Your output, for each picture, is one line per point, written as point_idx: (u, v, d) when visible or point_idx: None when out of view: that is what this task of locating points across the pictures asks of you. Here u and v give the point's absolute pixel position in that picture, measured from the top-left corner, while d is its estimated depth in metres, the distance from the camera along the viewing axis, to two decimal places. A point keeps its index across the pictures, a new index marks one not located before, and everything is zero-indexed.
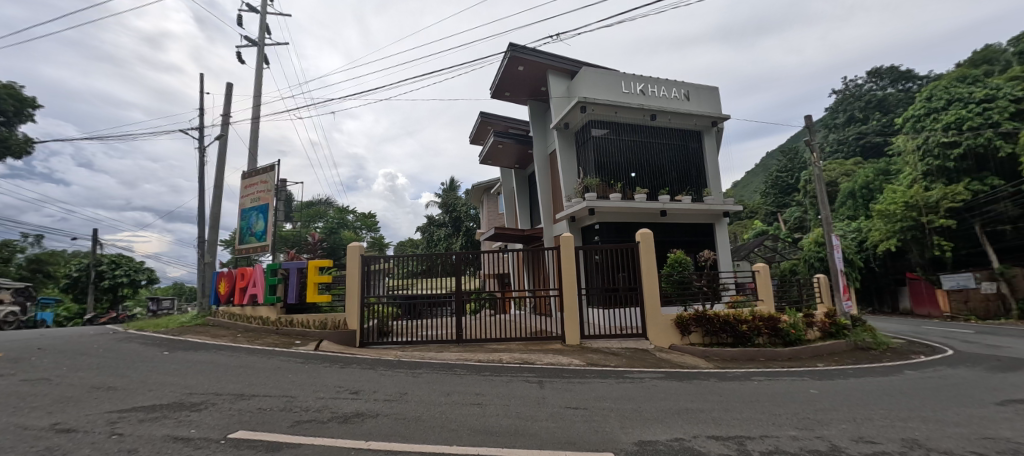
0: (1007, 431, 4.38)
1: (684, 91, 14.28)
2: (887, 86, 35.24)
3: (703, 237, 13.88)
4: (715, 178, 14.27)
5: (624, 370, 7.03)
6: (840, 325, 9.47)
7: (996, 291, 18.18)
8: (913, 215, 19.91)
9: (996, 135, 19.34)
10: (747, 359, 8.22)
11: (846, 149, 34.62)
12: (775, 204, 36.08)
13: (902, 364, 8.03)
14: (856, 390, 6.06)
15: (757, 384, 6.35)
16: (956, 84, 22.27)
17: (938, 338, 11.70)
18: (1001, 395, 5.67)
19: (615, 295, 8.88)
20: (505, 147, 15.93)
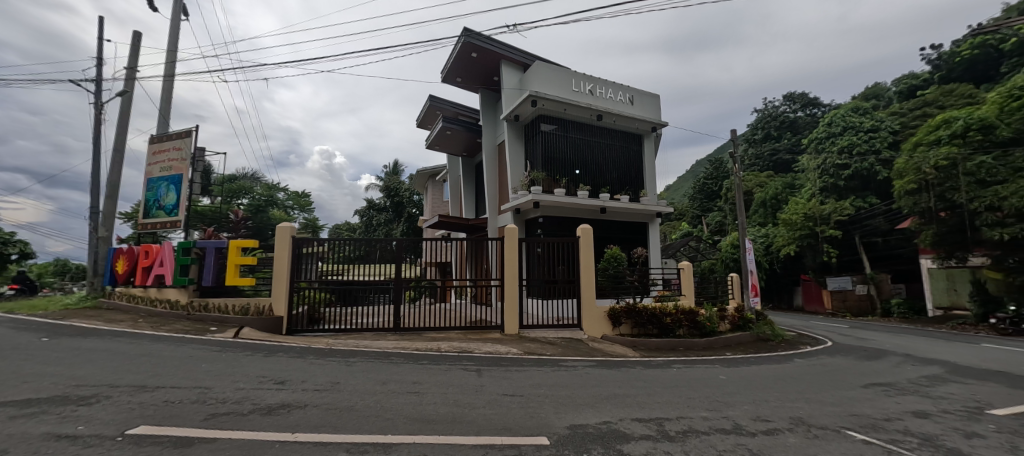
0: (870, 409, 5.26)
1: (629, 95, 15.02)
2: (799, 109, 39.42)
3: (637, 235, 14.74)
4: (651, 180, 15.19)
5: (560, 359, 7.33)
6: (747, 319, 10.67)
7: (867, 293, 21.84)
8: (810, 225, 22.63)
9: (877, 161, 22.82)
10: (669, 349, 8.97)
11: (761, 162, 38.44)
12: (700, 208, 39.42)
13: (795, 353, 9.25)
14: (758, 376, 6.87)
15: (676, 371, 6.98)
16: (851, 113, 25.37)
17: (824, 332, 13.60)
18: (865, 379, 6.78)
19: (554, 287, 9.21)
20: (453, 134, 15.59)
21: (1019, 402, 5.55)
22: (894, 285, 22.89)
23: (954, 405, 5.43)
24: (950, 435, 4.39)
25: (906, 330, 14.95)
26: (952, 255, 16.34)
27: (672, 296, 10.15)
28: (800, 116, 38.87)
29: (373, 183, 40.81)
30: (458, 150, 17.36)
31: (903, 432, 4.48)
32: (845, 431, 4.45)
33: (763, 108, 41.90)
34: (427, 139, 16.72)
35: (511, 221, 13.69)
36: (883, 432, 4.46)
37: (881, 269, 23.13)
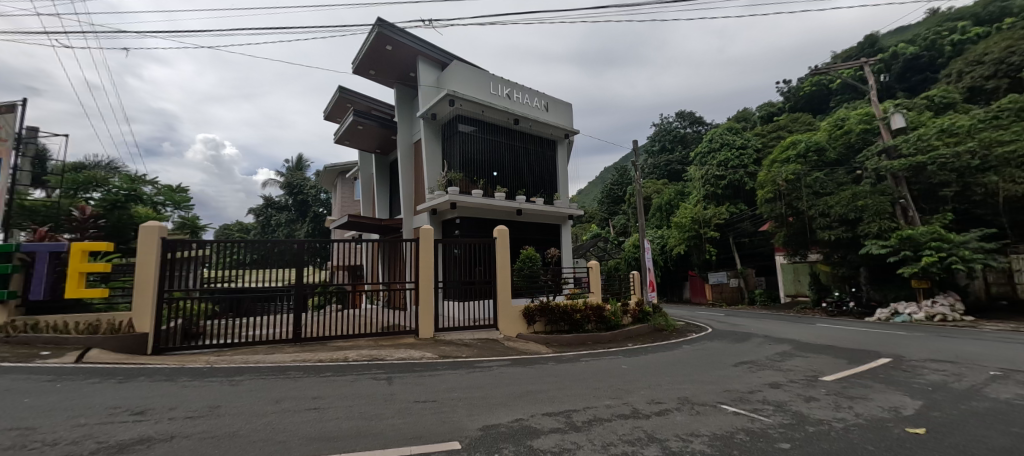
0: (738, 385, 6.18)
1: (543, 102, 15.61)
2: (687, 126, 44.69)
3: (551, 237, 15.36)
4: (563, 184, 16.02)
5: (475, 360, 7.33)
6: (645, 312, 11.85)
7: (738, 285, 25.69)
8: (696, 227, 25.76)
9: (746, 174, 27.01)
10: (578, 343, 9.50)
11: (657, 172, 42.74)
12: (607, 211, 42.57)
13: (682, 341, 10.46)
14: (653, 363, 7.63)
15: (585, 364, 7.43)
16: (727, 132, 29.43)
17: (705, 320, 15.61)
18: (735, 359, 7.93)
19: (472, 288, 9.18)
20: (365, 129, 14.71)
21: (839, 370, 6.97)
22: (757, 278, 27.17)
23: (797, 376, 6.63)
24: (793, 401, 5.34)
25: (766, 315, 17.84)
26: (796, 252, 19.86)
27: (582, 294, 10.78)
28: (687, 132, 44.14)
29: (271, 179, 36.59)
30: (369, 146, 16.40)
31: (760, 402, 5.34)
32: (721, 406, 5.16)
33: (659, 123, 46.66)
34: (336, 133, 15.51)
35: (427, 222, 13.32)
36: (748, 403, 5.27)
37: (748, 264, 27.23)
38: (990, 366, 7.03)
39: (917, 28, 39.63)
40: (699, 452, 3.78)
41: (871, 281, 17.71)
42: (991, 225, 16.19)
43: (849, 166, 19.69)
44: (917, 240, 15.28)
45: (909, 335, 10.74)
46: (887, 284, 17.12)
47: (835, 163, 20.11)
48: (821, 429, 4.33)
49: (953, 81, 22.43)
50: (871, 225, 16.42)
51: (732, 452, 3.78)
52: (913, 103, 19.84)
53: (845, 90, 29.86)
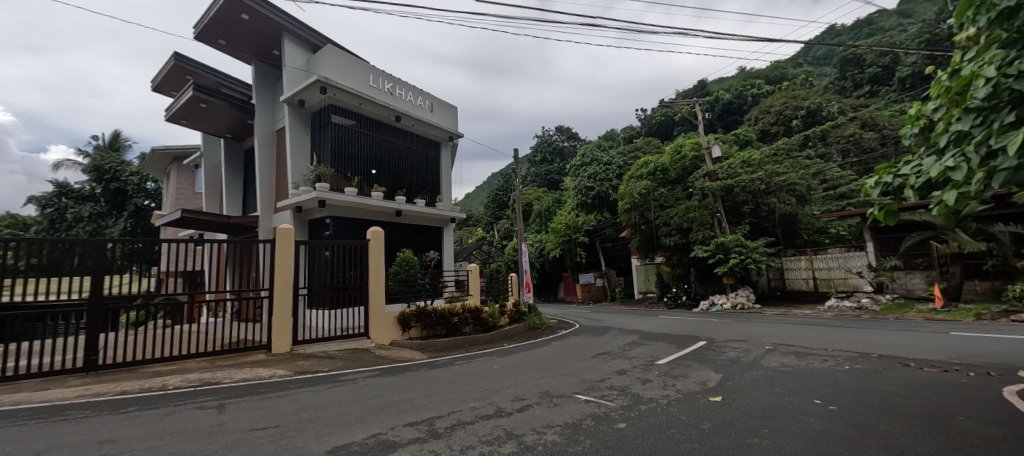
0: (594, 374, 6.63)
1: (429, 102, 15.47)
2: (565, 140, 47.64)
3: (432, 240, 15.37)
4: (446, 186, 16.30)
5: (337, 373, 6.85)
6: (522, 312, 12.66)
7: (603, 284, 28.23)
8: (569, 233, 27.55)
9: (610, 187, 29.69)
10: (456, 346, 9.55)
11: (538, 180, 44.20)
12: (492, 215, 43.06)
13: (553, 337, 11.05)
14: (522, 361, 7.89)
15: (458, 368, 7.41)
16: (596, 150, 34.07)
17: (574, 318, 16.80)
18: (594, 351, 8.61)
19: (343, 294, 8.66)
20: (210, 108, 12.87)
21: (671, 354, 7.98)
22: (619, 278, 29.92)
23: (638, 362, 7.38)
24: (634, 384, 5.89)
25: (621, 310, 19.82)
26: (647, 256, 22.36)
27: (460, 296, 10.92)
28: (566, 146, 46.98)
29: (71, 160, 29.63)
30: (216, 129, 14.44)
31: (609, 388, 5.75)
32: (576, 396, 5.43)
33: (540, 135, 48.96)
34: (168, 111, 13.53)
35: (290, 221, 12.18)
36: (600, 391, 5.64)
37: (610, 266, 29.75)
38: (767, 341, 8.80)
39: (737, 76, 48.49)
40: (551, 443, 3.87)
41: (699, 279, 20.59)
42: (770, 234, 19.60)
43: (684, 184, 21.79)
44: (724, 244, 18.08)
45: (722, 322, 12.87)
46: (707, 281, 20.42)
47: (675, 182, 22.18)
48: (651, 406, 4.82)
49: (750, 125, 31.47)
50: (699, 233, 19.03)
51: (579, 438, 3.95)
52: (730, 137, 26.26)
53: (684, 122, 39.13)
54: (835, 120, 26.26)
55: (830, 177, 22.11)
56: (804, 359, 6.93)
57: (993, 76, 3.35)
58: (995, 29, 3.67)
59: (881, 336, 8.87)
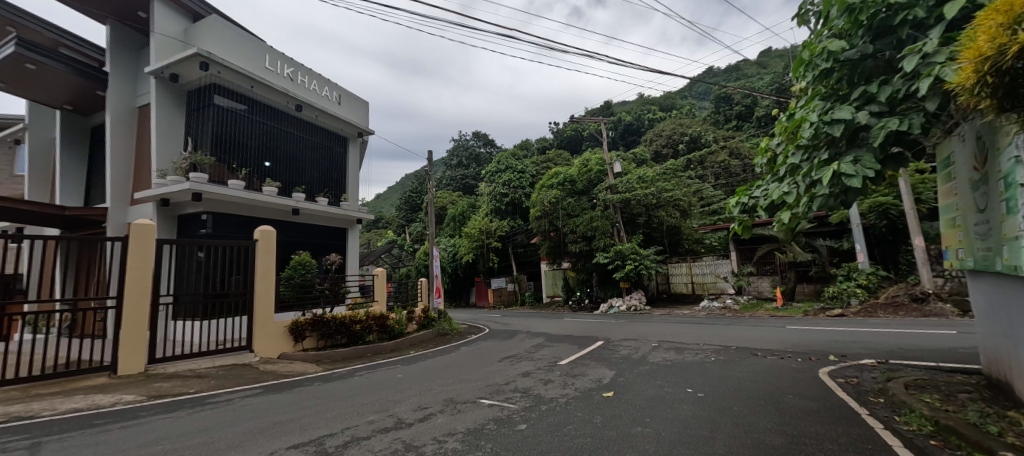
0: (499, 378, 6.74)
1: (336, 94, 14.57)
2: (481, 146, 48.18)
3: (335, 242, 14.54)
4: (353, 186, 15.48)
5: (208, 395, 6.04)
6: (430, 318, 12.59)
7: (514, 289, 28.90)
8: (482, 238, 27.76)
9: (524, 194, 30.64)
10: (357, 356, 9.05)
11: (453, 184, 43.92)
12: (403, 218, 41.69)
13: (461, 343, 11.04)
14: (426, 369, 7.73)
15: (356, 379, 7.01)
16: (510, 159, 34.71)
17: (484, 322, 16.95)
18: (501, 355, 8.77)
19: (221, 302, 7.75)
20: (42, 70, 10.61)
21: (572, 354, 8.48)
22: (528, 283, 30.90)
23: (542, 363, 7.69)
24: (536, 385, 6.12)
25: (529, 314, 20.54)
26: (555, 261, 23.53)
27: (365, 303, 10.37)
28: (482, 151, 47.46)
29: None
30: (51, 97, 11.95)
31: (513, 391, 5.90)
32: (480, 400, 5.47)
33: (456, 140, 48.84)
34: None
35: (151, 214, 10.42)
36: (503, 394, 5.75)
37: (521, 272, 30.61)
38: (654, 338, 9.78)
39: (637, 100, 53.43)
40: (451, 451, 3.84)
41: (600, 283, 22.19)
42: (659, 243, 21.73)
43: (589, 196, 23.24)
44: (622, 251, 19.68)
45: (619, 322, 13.99)
46: (607, 285, 22.03)
47: (581, 192, 23.49)
48: (551, 406, 5.06)
49: (647, 144, 35.08)
50: (601, 241, 20.51)
51: (480, 443, 3.97)
52: (628, 155, 28.70)
53: (592, 138, 41.99)
54: (709, 147, 30.25)
55: (708, 195, 25.40)
56: (682, 354, 7.82)
57: (814, 122, 4.15)
58: (816, 85, 4.56)
59: (741, 330, 10.40)
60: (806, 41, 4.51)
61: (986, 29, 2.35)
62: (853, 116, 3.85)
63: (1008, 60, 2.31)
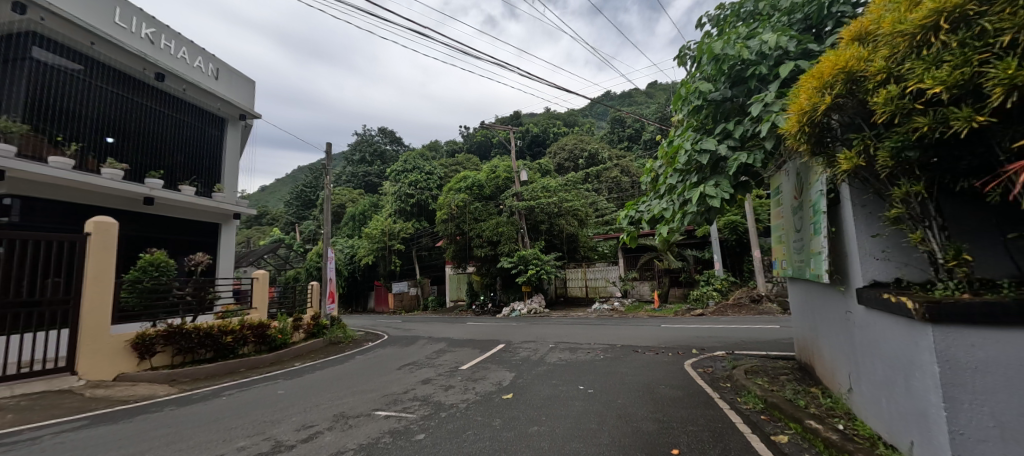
0: (397, 387, 6.53)
1: (214, 67, 12.92)
2: (387, 143, 46.50)
3: (202, 240, 13.07)
4: (229, 175, 13.85)
5: (8, 434, 4.82)
6: (323, 326, 11.83)
7: (416, 293, 28.12)
8: (383, 239, 26.56)
9: (430, 196, 30.10)
10: (225, 373, 8.24)
11: (354, 180, 41.31)
12: (294, 215, 38.04)
13: (356, 351, 10.49)
14: (314, 382, 7.16)
15: (223, 400, 6.22)
16: (417, 159, 33.91)
17: (382, 328, 16.24)
18: (399, 363, 8.50)
19: (31, 314, 6.34)
20: None
21: (473, 358, 8.56)
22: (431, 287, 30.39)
23: (443, 369, 7.64)
24: (436, 392, 6.06)
25: (431, 318, 20.21)
26: (460, 265, 23.68)
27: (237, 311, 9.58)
28: (387, 149, 45.55)
29: None
30: None
31: (411, 399, 5.76)
32: (374, 413, 5.23)
33: (360, 134, 46.18)
34: None
35: None
36: (400, 404, 5.58)
37: (424, 275, 30.00)
38: (551, 340, 10.32)
39: (544, 113, 56.18)
40: None
41: (503, 287, 22.76)
42: (559, 249, 22.98)
43: (496, 201, 23.74)
44: (525, 256, 20.42)
45: (519, 325, 14.49)
46: (509, 289, 22.62)
47: (488, 198, 23.75)
48: (451, 412, 5.06)
49: (552, 155, 37.01)
50: (506, 246, 21.08)
51: None
52: (534, 165, 29.87)
53: (500, 145, 42.97)
54: (604, 164, 33.01)
55: (603, 207, 27.63)
56: (576, 353, 8.40)
57: (689, 149, 4.84)
58: (691, 118, 5.31)
59: (626, 330, 11.51)
60: (683, 81, 5.22)
61: (805, 89, 2.98)
62: (716, 149, 4.59)
63: (817, 115, 2.96)
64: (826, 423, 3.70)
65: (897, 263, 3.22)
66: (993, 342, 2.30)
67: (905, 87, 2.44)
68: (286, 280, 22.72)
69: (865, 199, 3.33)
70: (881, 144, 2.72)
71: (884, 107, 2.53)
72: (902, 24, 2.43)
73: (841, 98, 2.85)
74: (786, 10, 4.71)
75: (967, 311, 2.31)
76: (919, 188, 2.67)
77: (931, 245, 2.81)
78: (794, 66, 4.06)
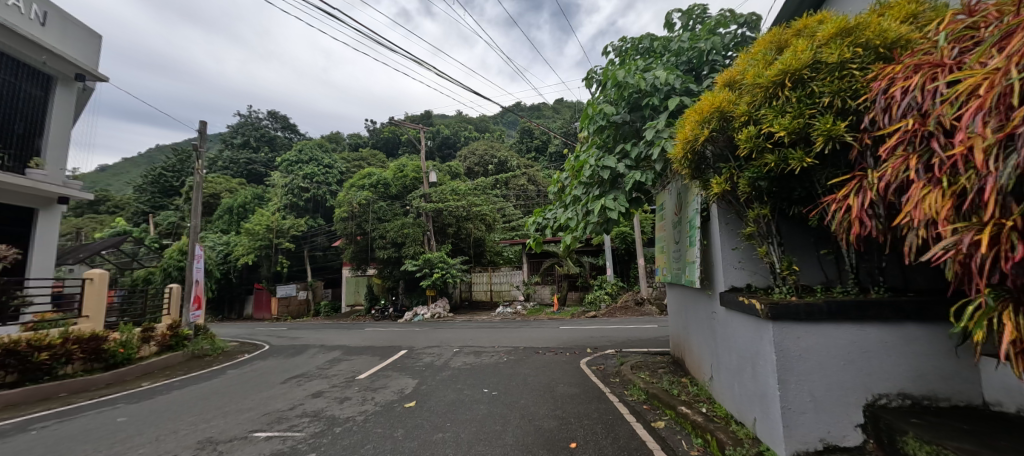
0: (280, 403, 5.92)
1: (38, 11, 10.37)
2: (279, 128, 42.86)
3: (13, 231, 10.59)
4: (55, 148, 11.21)
5: None
6: (180, 337, 10.62)
7: (305, 298, 25.78)
8: (268, 236, 23.89)
9: (327, 191, 27.93)
10: (37, 399, 6.85)
11: (234, 168, 36.41)
12: (150, 203, 32.18)
13: (228, 365, 9.33)
14: (172, 404, 6.17)
15: (36, 437, 5.04)
16: (315, 149, 31.35)
17: (261, 337, 14.57)
18: (283, 376, 7.73)
19: None
20: None
21: (372, 366, 8.13)
22: (324, 290, 28.07)
23: (337, 380, 7.14)
24: (329, 405, 5.64)
25: (324, 325, 18.64)
26: (360, 267, 22.37)
27: (58, 320, 8.07)
28: (277, 136, 41.08)
29: None
30: None
31: (299, 416, 5.27)
32: (252, 435, 4.68)
33: (244, 116, 40.92)
34: None
35: None
36: (284, 422, 5.08)
37: (317, 277, 27.68)
38: (455, 344, 10.24)
39: (454, 116, 55.91)
40: None
41: (405, 291, 22.03)
42: (465, 253, 23.00)
43: (403, 201, 22.99)
44: (430, 259, 19.99)
45: (420, 330, 14.11)
46: (412, 293, 21.93)
47: (394, 198, 22.94)
48: (346, 426, 4.75)
49: (461, 158, 36.92)
50: (410, 248, 20.42)
51: None
52: (442, 167, 29.47)
53: (409, 143, 41.72)
54: (512, 172, 33.93)
55: (509, 213, 28.33)
56: (480, 357, 8.46)
57: (593, 165, 5.27)
58: (595, 136, 5.76)
59: (526, 333, 11.90)
60: (590, 101, 5.63)
61: (689, 121, 3.43)
62: (615, 166, 5.07)
63: (697, 145, 3.43)
64: (693, 407, 4.27)
65: (749, 271, 3.88)
66: (812, 334, 2.89)
67: (761, 129, 2.96)
68: (134, 282, 18.97)
69: (728, 218, 3.91)
70: (742, 174, 3.25)
71: (746, 143, 3.03)
72: (761, 78, 2.94)
73: (716, 132, 3.35)
74: (675, 51, 5.37)
75: (797, 310, 2.86)
76: (768, 211, 3.26)
77: (773, 258, 3.44)
78: (680, 101, 4.66)
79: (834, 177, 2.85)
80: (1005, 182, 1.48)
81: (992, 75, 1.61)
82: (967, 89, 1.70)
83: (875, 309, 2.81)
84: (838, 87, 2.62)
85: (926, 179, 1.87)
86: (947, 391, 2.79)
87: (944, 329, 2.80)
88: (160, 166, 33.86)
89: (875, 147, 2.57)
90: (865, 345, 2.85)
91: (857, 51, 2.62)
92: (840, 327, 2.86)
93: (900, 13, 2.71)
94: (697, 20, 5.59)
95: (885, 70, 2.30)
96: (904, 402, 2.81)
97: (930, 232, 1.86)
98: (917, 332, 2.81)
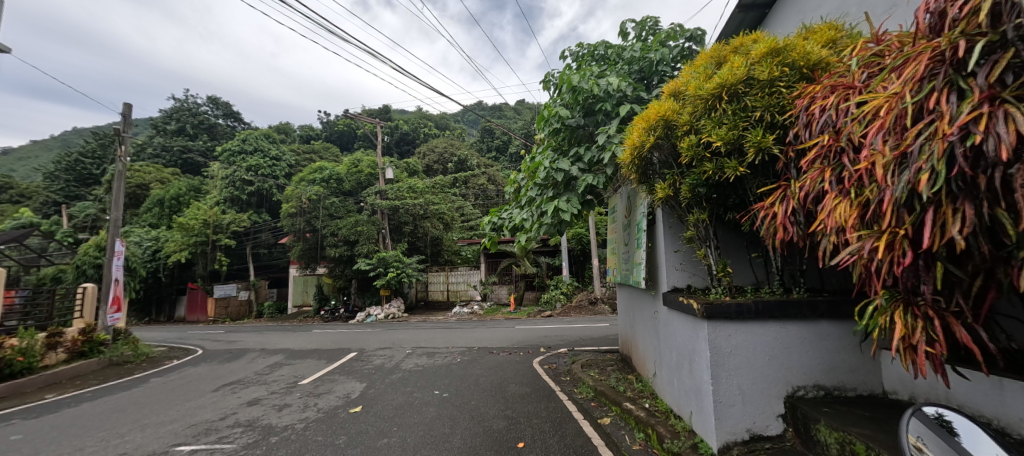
0: (209, 413, 5.52)
1: None
2: (220, 116, 39.95)
3: None
4: None
5: None
6: (95, 342, 9.65)
7: (247, 298, 24.17)
8: (205, 232, 22.26)
9: (273, 185, 26.41)
10: None
11: (166, 156, 33.41)
12: (63, 193, 28.90)
13: (152, 373, 8.59)
14: (82, 418, 5.59)
15: None
16: (262, 139, 29.64)
17: (194, 341, 13.52)
18: (215, 382, 7.24)
19: None
20: None
21: (317, 370, 7.77)
22: (268, 290, 26.47)
23: (277, 386, 6.78)
24: (266, 414, 5.33)
25: (267, 327, 17.57)
26: (308, 265, 21.35)
27: None
28: (218, 123, 38.29)
29: None
30: None
31: (229, 427, 4.94)
32: (175, 448, 4.34)
33: (179, 101, 37.78)
34: None
35: None
36: (213, 434, 4.74)
37: (261, 277, 26.13)
38: (408, 345, 10.04)
39: (414, 112, 54.87)
40: None
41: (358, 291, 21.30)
42: (421, 251, 22.58)
43: (356, 198, 22.21)
44: (385, 259, 19.39)
45: (373, 330, 13.72)
46: (365, 293, 21.24)
47: (348, 193, 22.48)
48: (283, 436, 4.51)
49: (420, 156, 36.33)
50: (363, 247, 19.71)
51: None
52: (400, 163, 28.77)
53: (364, 138, 40.46)
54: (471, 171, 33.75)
55: (466, 213, 28.12)
56: (433, 358, 8.35)
57: (547, 167, 5.35)
58: (550, 139, 5.85)
59: (482, 333, 11.88)
60: (546, 104, 5.70)
61: (636, 129, 3.57)
62: (569, 168, 5.18)
63: (644, 151, 3.58)
64: (637, 403, 4.44)
65: (689, 273, 4.09)
66: (741, 332, 3.09)
67: (700, 138, 3.13)
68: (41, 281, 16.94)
69: (671, 222, 4.11)
70: (684, 180, 3.43)
71: (688, 151, 3.19)
72: (702, 90, 3.11)
73: (660, 139, 3.51)
74: (628, 59, 5.57)
75: (728, 309, 3.06)
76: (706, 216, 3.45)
77: (710, 260, 3.66)
78: (631, 107, 4.83)
79: (763, 186, 3.08)
80: (898, 194, 1.66)
81: (891, 98, 1.80)
82: (871, 109, 1.88)
83: (795, 308, 3.05)
84: (769, 103, 2.82)
85: (838, 190, 2.05)
86: (853, 382, 3.08)
87: (851, 326, 3.09)
88: (78, 152, 30.55)
89: (798, 159, 2.79)
90: (786, 342, 3.09)
91: (784, 70, 2.83)
92: (765, 325, 3.09)
93: (822, 38, 2.96)
94: (649, 32, 5.83)
95: (807, 89, 2.51)
96: (818, 393, 3.08)
97: (840, 239, 2.04)
98: (829, 329, 3.09)
